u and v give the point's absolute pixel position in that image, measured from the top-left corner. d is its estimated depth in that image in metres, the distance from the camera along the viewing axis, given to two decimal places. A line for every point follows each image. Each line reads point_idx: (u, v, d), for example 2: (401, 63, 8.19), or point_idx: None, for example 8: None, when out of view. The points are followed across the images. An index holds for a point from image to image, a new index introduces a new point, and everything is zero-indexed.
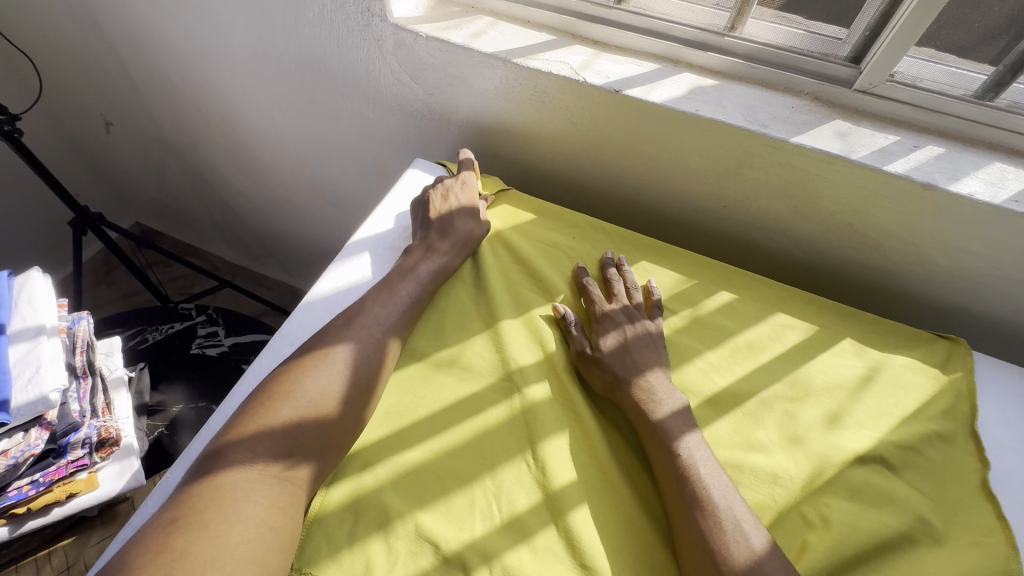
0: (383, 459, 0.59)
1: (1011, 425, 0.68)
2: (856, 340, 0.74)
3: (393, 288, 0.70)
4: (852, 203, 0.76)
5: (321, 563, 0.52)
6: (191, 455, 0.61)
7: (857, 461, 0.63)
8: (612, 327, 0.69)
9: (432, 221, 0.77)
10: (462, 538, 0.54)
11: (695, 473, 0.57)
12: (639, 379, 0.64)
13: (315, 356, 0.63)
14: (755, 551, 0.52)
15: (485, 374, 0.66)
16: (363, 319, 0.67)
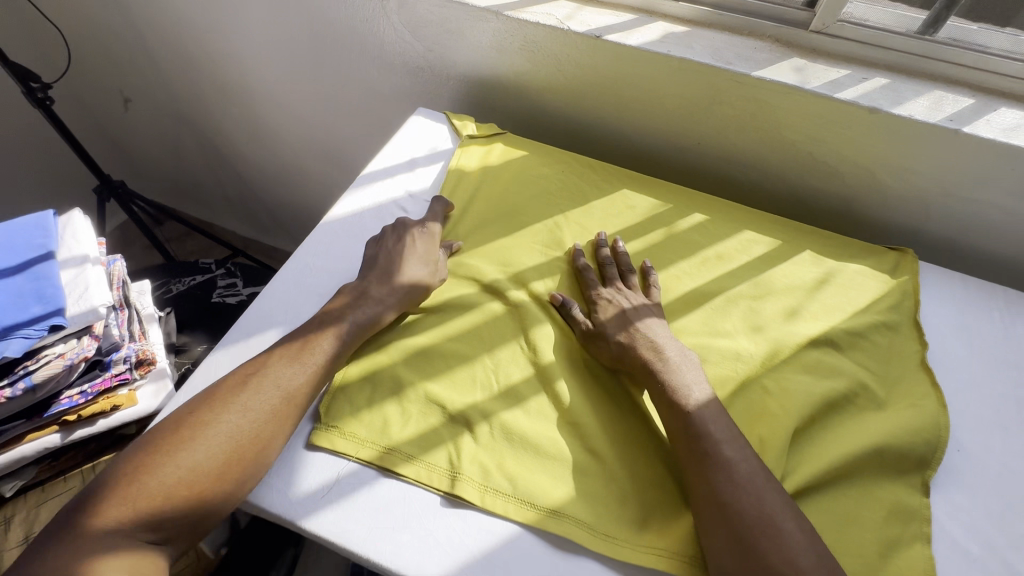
0: (395, 344, 0.68)
1: (950, 317, 0.77)
2: (815, 252, 0.83)
3: (307, 337, 0.63)
4: (810, 131, 0.85)
5: (345, 419, 0.62)
6: (219, 354, 0.66)
7: (811, 344, 0.72)
8: (609, 301, 0.72)
9: (404, 227, 0.77)
10: (465, 401, 0.63)
11: (668, 363, 0.64)
12: (642, 343, 0.66)
13: (203, 414, 0.55)
14: (696, 401, 0.61)
15: (484, 279, 0.75)
16: (268, 373, 0.59)
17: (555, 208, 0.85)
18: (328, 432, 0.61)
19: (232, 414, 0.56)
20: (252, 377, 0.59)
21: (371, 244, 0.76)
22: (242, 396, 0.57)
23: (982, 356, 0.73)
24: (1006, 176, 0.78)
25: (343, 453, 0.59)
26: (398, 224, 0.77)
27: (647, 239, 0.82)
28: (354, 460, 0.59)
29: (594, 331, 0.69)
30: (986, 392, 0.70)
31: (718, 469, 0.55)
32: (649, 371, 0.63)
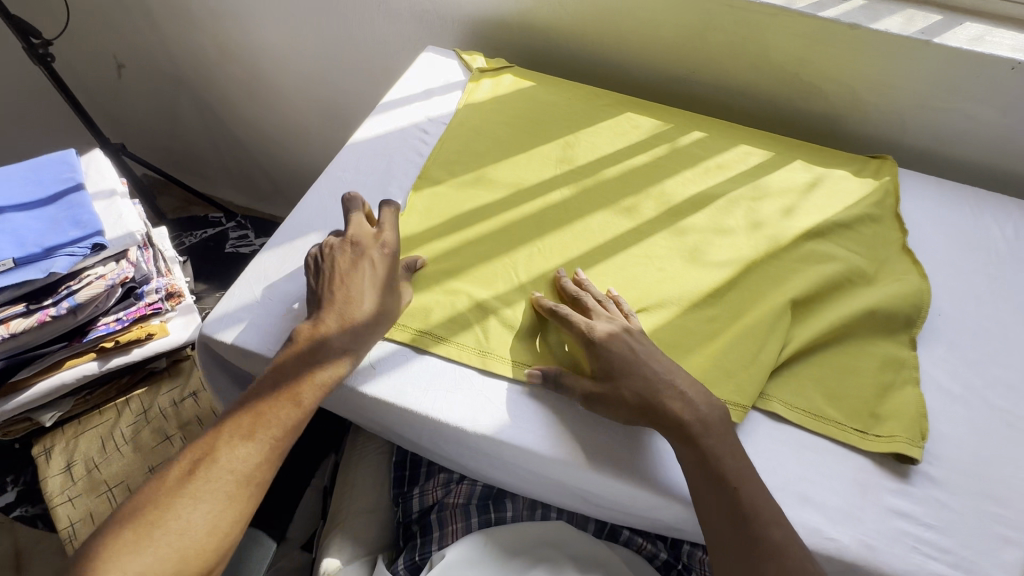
0: (418, 246, 0.72)
1: (927, 212, 0.85)
2: (805, 160, 0.90)
3: (281, 373, 0.56)
4: (797, 52, 0.92)
5: None
6: (265, 257, 0.70)
7: (807, 235, 0.79)
8: (616, 339, 0.60)
9: (376, 269, 0.62)
10: (489, 290, 0.68)
11: (693, 410, 0.55)
12: (665, 393, 0.56)
13: (176, 478, 0.50)
14: (671, 373, 0.58)
15: (505, 189, 0.80)
16: (243, 422, 0.53)
17: (565, 128, 0.90)
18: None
19: (209, 476, 0.50)
20: (225, 429, 0.53)
21: (337, 283, 0.61)
22: (217, 453, 0.51)
23: (957, 242, 0.81)
24: (972, 83, 0.87)
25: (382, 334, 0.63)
26: (368, 264, 0.62)
27: (653, 153, 0.88)
28: (394, 341, 0.63)
29: (601, 381, 0.58)
30: (960, 269, 0.78)
31: (769, 554, 0.50)
32: (684, 431, 0.55)
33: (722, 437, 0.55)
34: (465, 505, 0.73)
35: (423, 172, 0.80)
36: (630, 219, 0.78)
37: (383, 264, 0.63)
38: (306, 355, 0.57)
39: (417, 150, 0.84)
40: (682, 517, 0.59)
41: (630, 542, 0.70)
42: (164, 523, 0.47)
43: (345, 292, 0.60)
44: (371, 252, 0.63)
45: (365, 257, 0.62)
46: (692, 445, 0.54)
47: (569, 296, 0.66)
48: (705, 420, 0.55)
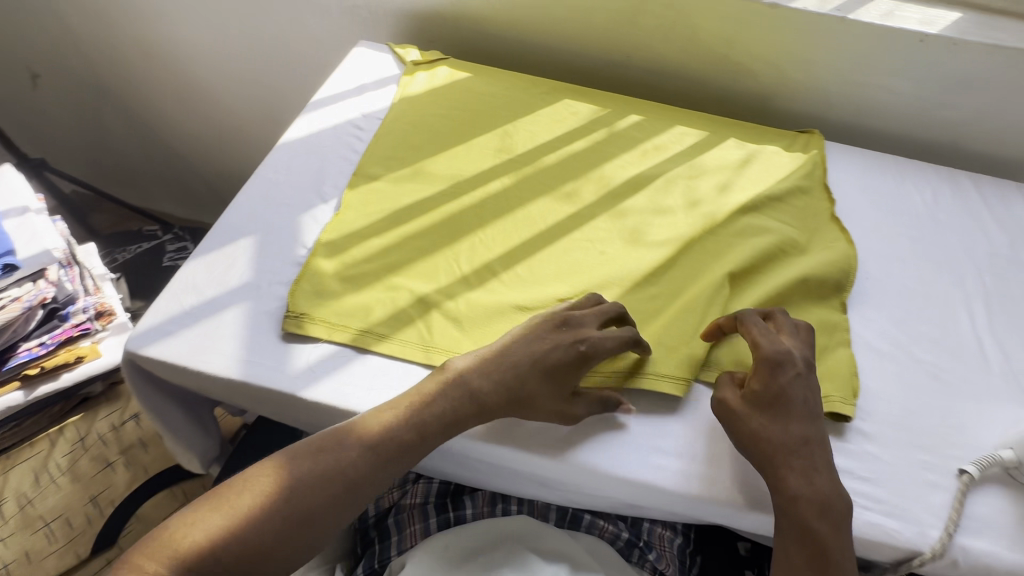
0: (356, 244, 0.70)
1: (853, 181, 0.89)
2: (738, 138, 0.92)
3: (414, 394, 0.56)
4: (724, 33, 0.94)
5: (314, 307, 0.63)
6: (191, 266, 0.66)
7: (742, 210, 0.81)
8: (800, 390, 0.58)
9: (552, 357, 0.58)
10: (431, 285, 0.67)
11: (827, 504, 0.53)
12: (810, 475, 0.54)
13: (280, 457, 0.53)
14: (823, 463, 0.55)
15: (445, 181, 0.79)
16: (361, 430, 0.54)
17: (503, 117, 0.89)
18: (299, 322, 0.61)
19: (302, 469, 0.52)
20: (345, 426, 0.55)
21: (507, 344, 0.59)
22: (320, 451, 0.53)
23: (881, 208, 0.85)
24: (887, 57, 0.91)
25: (318, 337, 0.61)
26: (551, 347, 0.58)
27: (592, 138, 0.88)
28: (331, 343, 0.61)
29: (751, 402, 0.57)
30: (885, 233, 0.82)
31: None
32: (796, 501, 0.53)
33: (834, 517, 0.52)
34: (424, 504, 0.71)
35: (358, 169, 0.79)
36: (571, 204, 0.78)
37: (571, 355, 0.58)
38: (443, 387, 0.57)
39: (352, 146, 0.82)
40: (632, 494, 0.61)
41: (589, 526, 0.70)
42: (247, 497, 0.51)
43: (508, 354, 0.58)
44: (561, 341, 0.58)
45: (554, 341, 0.58)
46: (793, 504, 0.53)
47: (780, 319, 0.63)
48: (828, 499, 0.53)
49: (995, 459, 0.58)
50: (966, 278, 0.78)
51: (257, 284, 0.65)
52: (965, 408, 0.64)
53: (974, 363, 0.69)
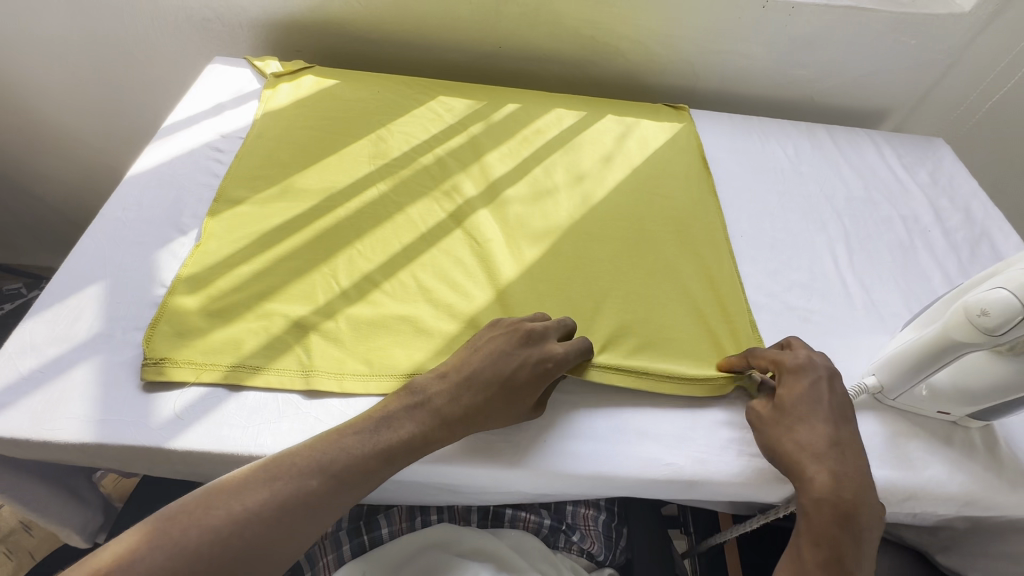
0: (221, 275, 0.65)
1: (722, 145, 0.93)
2: (613, 116, 0.94)
3: (386, 414, 0.53)
4: (585, 15, 0.95)
5: (176, 350, 0.58)
6: (27, 325, 0.60)
7: (621, 187, 0.82)
8: (823, 397, 0.56)
9: (517, 378, 0.56)
10: (307, 307, 0.64)
11: (855, 508, 0.50)
12: (840, 482, 0.51)
13: (231, 483, 0.46)
14: (849, 466, 0.52)
15: (316, 195, 0.76)
16: (332, 451, 0.49)
17: (375, 122, 0.87)
18: (159, 367, 0.57)
19: (258, 496, 0.46)
20: (309, 447, 0.49)
21: (471, 367, 0.56)
22: (269, 477, 0.47)
23: (749, 168, 0.90)
24: (738, 25, 0.96)
25: (184, 382, 0.57)
26: (517, 366, 0.56)
27: (469, 132, 0.87)
28: (200, 385, 0.57)
29: (778, 412, 0.57)
30: (754, 191, 0.87)
31: None
32: (821, 507, 0.50)
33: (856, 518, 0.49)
34: (336, 532, 0.67)
35: (218, 195, 0.74)
36: (451, 202, 0.77)
37: (534, 372, 0.56)
38: (410, 409, 0.53)
39: (212, 171, 0.77)
40: (540, 482, 0.59)
41: (511, 520, 0.70)
42: (190, 530, 0.43)
43: (476, 381, 0.55)
44: (530, 359, 0.57)
45: (522, 360, 0.57)
46: (817, 508, 0.50)
47: (796, 343, 0.62)
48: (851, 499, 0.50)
49: (861, 388, 0.62)
50: (829, 222, 0.84)
51: (110, 333, 0.60)
52: (835, 344, 0.69)
53: (840, 301, 0.74)
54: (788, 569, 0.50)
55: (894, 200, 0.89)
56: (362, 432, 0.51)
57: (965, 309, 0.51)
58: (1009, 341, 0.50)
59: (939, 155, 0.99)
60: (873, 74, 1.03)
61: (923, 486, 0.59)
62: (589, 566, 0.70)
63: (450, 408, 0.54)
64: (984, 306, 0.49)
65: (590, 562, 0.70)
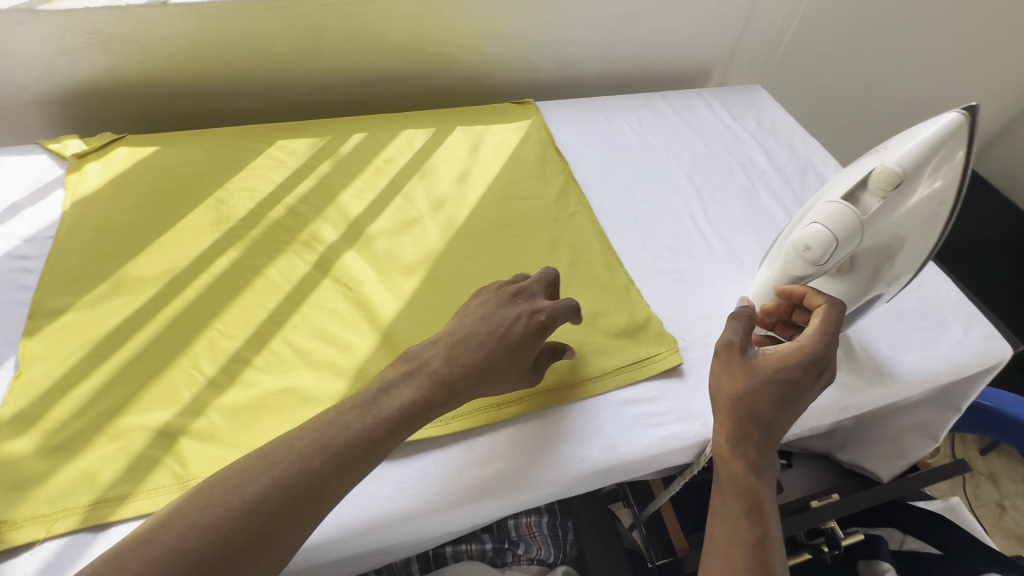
0: (55, 402, 0.56)
1: (572, 132, 0.96)
2: (463, 125, 0.94)
3: (384, 382, 0.51)
4: (409, 30, 0.94)
5: (13, 508, 0.50)
6: None
7: (484, 196, 0.83)
8: (803, 370, 0.54)
9: (516, 335, 0.55)
10: (170, 410, 0.57)
11: (766, 469, 0.52)
12: (766, 438, 0.53)
13: (227, 477, 0.43)
14: (778, 428, 0.54)
15: (157, 280, 0.68)
16: (331, 429, 0.47)
17: (210, 183, 0.79)
18: None
19: (256, 485, 0.43)
20: (308, 426, 0.47)
21: (465, 327, 0.55)
22: (262, 467, 0.44)
23: (601, 149, 0.94)
24: (559, 13, 0.99)
25: (32, 541, 0.49)
26: (512, 321, 0.56)
27: (317, 173, 0.83)
28: (54, 538, 0.49)
29: (758, 371, 0.54)
30: (610, 170, 0.90)
31: None
32: (747, 460, 0.52)
33: (763, 469, 0.52)
34: None
35: (33, 309, 0.64)
36: (312, 252, 0.73)
37: (535, 334, 0.56)
38: (410, 373, 0.52)
39: (20, 284, 0.66)
40: (467, 517, 0.58)
41: (455, 557, 0.68)
42: (184, 535, 0.40)
43: (473, 340, 0.54)
44: (523, 314, 0.56)
45: (516, 317, 0.56)
46: (740, 457, 0.52)
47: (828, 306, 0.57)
48: (763, 456, 0.53)
49: None
50: (681, 184, 0.90)
51: None
52: (708, 296, 0.74)
53: (705, 255, 0.79)
54: (713, 513, 0.52)
55: (732, 150, 0.97)
56: (361, 405, 0.49)
57: (794, 246, 0.56)
58: (834, 264, 0.56)
59: (759, 101, 1.09)
60: (689, 38, 1.12)
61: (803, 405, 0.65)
62: (542, 570, 0.71)
63: (443, 365, 0.52)
64: (806, 242, 0.55)
65: (542, 566, 0.71)
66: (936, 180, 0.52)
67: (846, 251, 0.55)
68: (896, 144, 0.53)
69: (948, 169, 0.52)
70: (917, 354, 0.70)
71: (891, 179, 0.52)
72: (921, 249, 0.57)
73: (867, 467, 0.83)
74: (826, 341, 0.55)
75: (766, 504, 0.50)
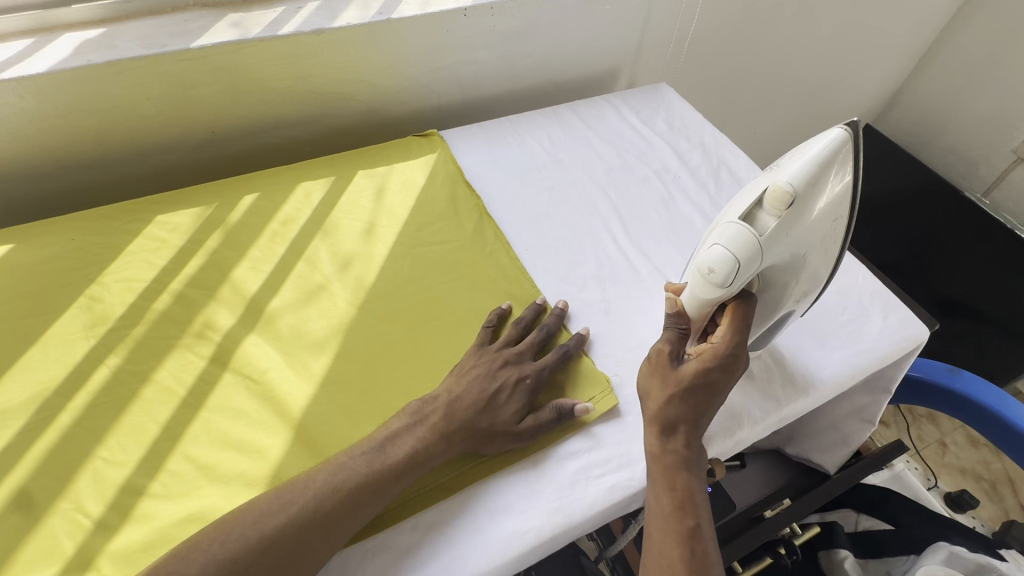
0: None
1: (482, 160, 0.92)
2: (364, 168, 0.88)
3: (390, 432, 0.57)
4: (290, 73, 0.87)
5: None
6: None
7: (394, 248, 0.78)
8: (723, 371, 0.54)
9: (503, 399, 0.61)
10: (52, 569, 0.50)
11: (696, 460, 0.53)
12: (693, 432, 0.53)
13: (247, 513, 0.51)
14: (704, 421, 0.54)
15: (24, 408, 0.59)
16: (341, 471, 0.54)
17: (78, 280, 0.70)
18: None
19: (270, 524, 0.50)
20: (321, 471, 0.54)
21: (457, 387, 0.61)
22: (273, 503, 0.51)
23: (512, 175, 0.90)
24: (450, 36, 0.94)
25: None
26: (499, 386, 0.61)
27: (205, 248, 0.75)
28: None
29: (682, 375, 0.54)
30: (524, 197, 0.87)
31: None
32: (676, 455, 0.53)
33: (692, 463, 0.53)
34: None
35: None
36: (208, 343, 0.66)
37: (522, 397, 0.61)
38: (411, 425, 0.58)
39: None
40: None
41: None
42: (205, 565, 0.47)
43: (464, 400, 0.59)
44: (510, 377, 0.62)
45: (504, 379, 0.62)
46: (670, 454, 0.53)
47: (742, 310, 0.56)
48: (692, 448, 0.53)
49: None
50: (598, 203, 0.87)
51: None
52: (636, 323, 0.73)
53: (630, 279, 0.78)
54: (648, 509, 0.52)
55: (645, 157, 0.95)
56: (367, 446, 0.56)
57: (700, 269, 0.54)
58: (739, 286, 0.55)
59: (666, 100, 1.08)
60: (590, 43, 1.09)
61: (742, 426, 0.64)
62: None
63: (439, 420, 0.58)
64: (711, 264, 0.53)
65: None
66: (825, 197, 0.53)
67: (750, 271, 0.53)
68: (788, 162, 0.53)
69: (850, 171, 0.53)
70: (843, 351, 0.71)
71: (784, 199, 0.51)
72: (820, 261, 0.57)
73: (813, 459, 0.84)
74: (740, 342, 0.55)
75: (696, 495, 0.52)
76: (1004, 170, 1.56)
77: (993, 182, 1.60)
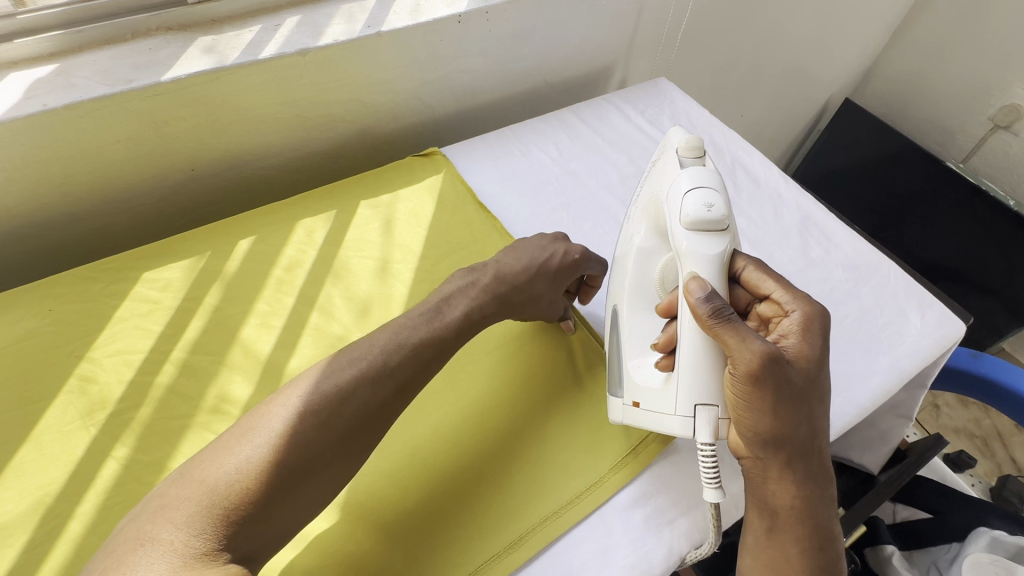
0: None
1: (490, 177, 0.86)
2: (367, 197, 0.81)
3: (444, 296, 0.57)
4: (274, 98, 0.78)
5: None
6: None
7: (413, 287, 0.72)
8: (816, 366, 0.52)
9: (553, 263, 0.65)
10: None
11: (812, 461, 0.52)
12: (809, 434, 0.51)
13: (291, 390, 0.47)
14: (813, 418, 0.52)
15: (24, 521, 0.52)
16: (388, 346, 0.50)
17: (65, 359, 0.62)
18: None
19: (317, 399, 0.46)
20: (380, 336, 0.51)
21: (511, 256, 0.63)
22: (321, 381, 0.47)
23: (525, 192, 0.85)
24: (443, 45, 0.87)
25: None
26: (549, 255, 0.65)
27: (206, 307, 0.68)
28: None
29: (794, 387, 0.49)
30: (542, 216, 0.82)
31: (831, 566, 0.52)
32: (797, 467, 0.51)
33: (809, 468, 0.52)
34: None
35: None
36: (226, 419, 0.59)
37: (565, 273, 0.66)
38: (464, 288, 0.58)
39: None
40: None
41: None
42: (249, 442, 0.43)
43: (519, 266, 0.62)
44: (559, 248, 0.66)
45: (553, 250, 0.66)
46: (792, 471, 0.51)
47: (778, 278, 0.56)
48: (807, 454, 0.52)
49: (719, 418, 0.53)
50: (619, 216, 0.83)
51: None
52: None
53: None
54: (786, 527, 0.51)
55: None
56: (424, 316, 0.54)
57: (701, 223, 0.55)
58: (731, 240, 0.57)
59: (668, 96, 1.04)
60: (585, 41, 1.04)
61: None
62: None
63: (493, 283, 0.60)
64: (708, 202, 0.55)
65: None
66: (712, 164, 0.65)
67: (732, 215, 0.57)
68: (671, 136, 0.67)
69: None
70: (888, 357, 0.70)
71: (696, 148, 0.62)
72: None
73: (854, 458, 0.83)
74: (818, 331, 0.53)
75: (817, 492, 0.52)
76: (982, 138, 1.59)
77: (971, 149, 1.63)
